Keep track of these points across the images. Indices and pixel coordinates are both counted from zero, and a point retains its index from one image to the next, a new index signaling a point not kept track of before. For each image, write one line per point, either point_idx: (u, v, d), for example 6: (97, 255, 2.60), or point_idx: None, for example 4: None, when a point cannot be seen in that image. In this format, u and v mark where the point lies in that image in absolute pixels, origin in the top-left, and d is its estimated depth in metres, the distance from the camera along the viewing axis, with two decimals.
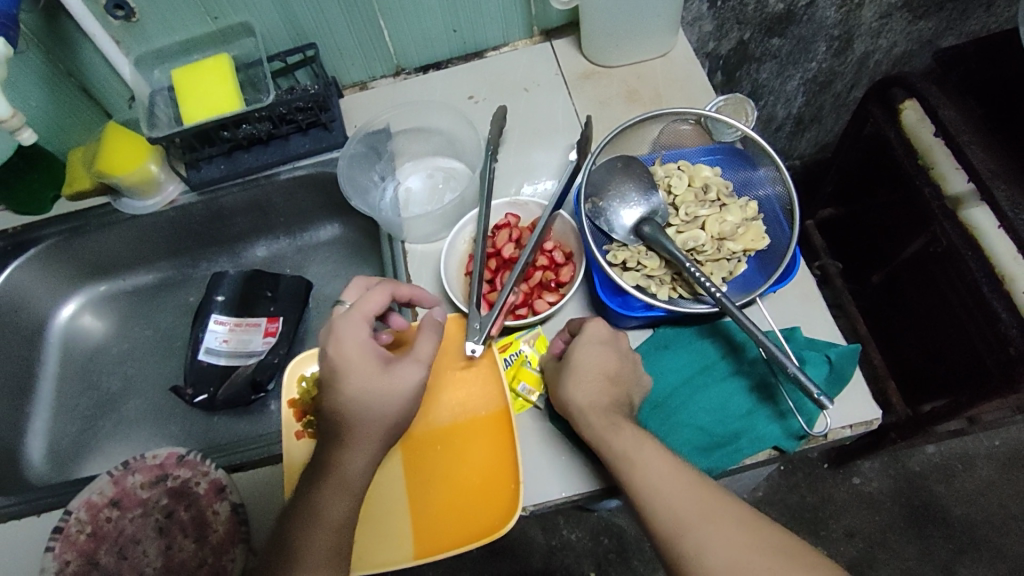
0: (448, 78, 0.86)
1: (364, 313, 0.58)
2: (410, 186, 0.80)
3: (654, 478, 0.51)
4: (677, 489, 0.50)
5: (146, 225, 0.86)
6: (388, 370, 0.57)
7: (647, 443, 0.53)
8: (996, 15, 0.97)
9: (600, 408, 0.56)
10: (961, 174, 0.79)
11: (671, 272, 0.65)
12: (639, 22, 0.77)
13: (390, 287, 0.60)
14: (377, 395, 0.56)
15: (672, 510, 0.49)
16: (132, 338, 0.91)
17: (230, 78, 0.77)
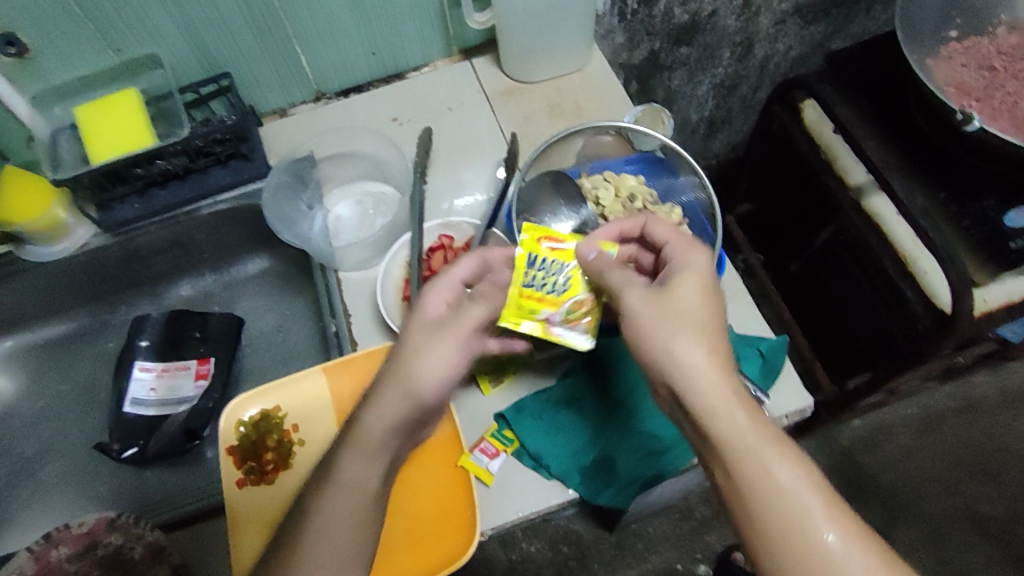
0: (369, 102, 0.85)
1: (454, 276, 0.55)
2: (339, 214, 0.79)
3: (719, 395, 0.45)
4: (739, 409, 0.45)
5: (53, 273, 0.81)
6: (450, 334, 0.52)
7: (713, 359, 0.46)
8: (879, 17, 1.04)
9: (685, 319, 0.48)
10: (860, 166, 0.85)
11: None
12: (554, 38, 0.79)
13: (478, 257, 0.56)
14: (438, 363, 0.51)
15: (735, 430, 0.44)
16: (49, 395, 0.85)
17: (139, 113, 0.74)
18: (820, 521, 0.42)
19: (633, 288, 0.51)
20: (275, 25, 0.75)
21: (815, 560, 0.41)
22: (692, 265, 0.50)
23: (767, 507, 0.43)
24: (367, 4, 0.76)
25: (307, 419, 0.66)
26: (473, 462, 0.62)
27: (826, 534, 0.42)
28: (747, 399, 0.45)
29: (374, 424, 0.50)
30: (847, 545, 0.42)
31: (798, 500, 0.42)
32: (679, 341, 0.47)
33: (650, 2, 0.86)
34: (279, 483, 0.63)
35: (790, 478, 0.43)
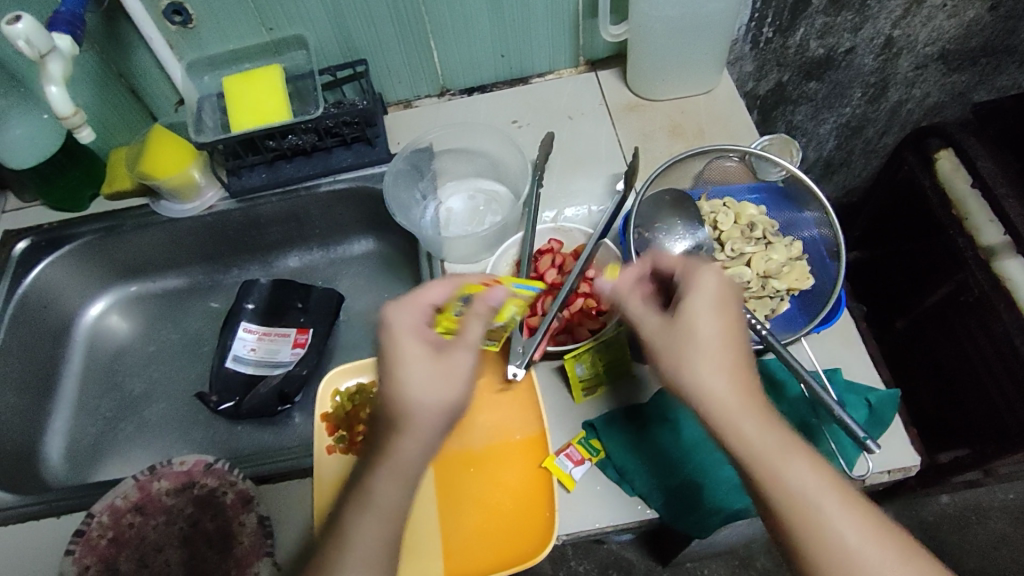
0: (491, 102, 0.87)
1: (421, 299, 0.55)
2: (450, 207, 0.80)
3: (755, 432, 0.47)
4: (760, 432, 0.47)
5: (181, 228, 0.86)
6: (428, 354, 0.52)
7: (729, 385, 0.48)
8: None
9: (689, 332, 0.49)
10: (995, 227, 0.81)
11: None
12: (687, 58, 0.78)
13: (450, 282, 0.56)
14: (437, 390, 0.51)
15: (765, 466, 0.46)
16: (159, 341, 0.91)
17: (279, 88, 0.78)
18: (846, 525, 0.45)
19: (648, 320, 0.53)
20: (415, 20, 0.78)
21: (819, 539, 0.45)
22: (701, 293, 0.50)
23: (805, 538, 0.45)
24: (507, 7, 0.78)
25: None
26: (557, 466, 0.62)
27: (822, 500, 0.45)
28: (747, 389, 0.48)
29: (407, 448, 0.50)
30: (847, 516, 0.45)
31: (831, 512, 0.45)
32: (694, 375, 0.48)
33: (787, 32, 0.85)
34: None
35: (825, 500, 0.45)
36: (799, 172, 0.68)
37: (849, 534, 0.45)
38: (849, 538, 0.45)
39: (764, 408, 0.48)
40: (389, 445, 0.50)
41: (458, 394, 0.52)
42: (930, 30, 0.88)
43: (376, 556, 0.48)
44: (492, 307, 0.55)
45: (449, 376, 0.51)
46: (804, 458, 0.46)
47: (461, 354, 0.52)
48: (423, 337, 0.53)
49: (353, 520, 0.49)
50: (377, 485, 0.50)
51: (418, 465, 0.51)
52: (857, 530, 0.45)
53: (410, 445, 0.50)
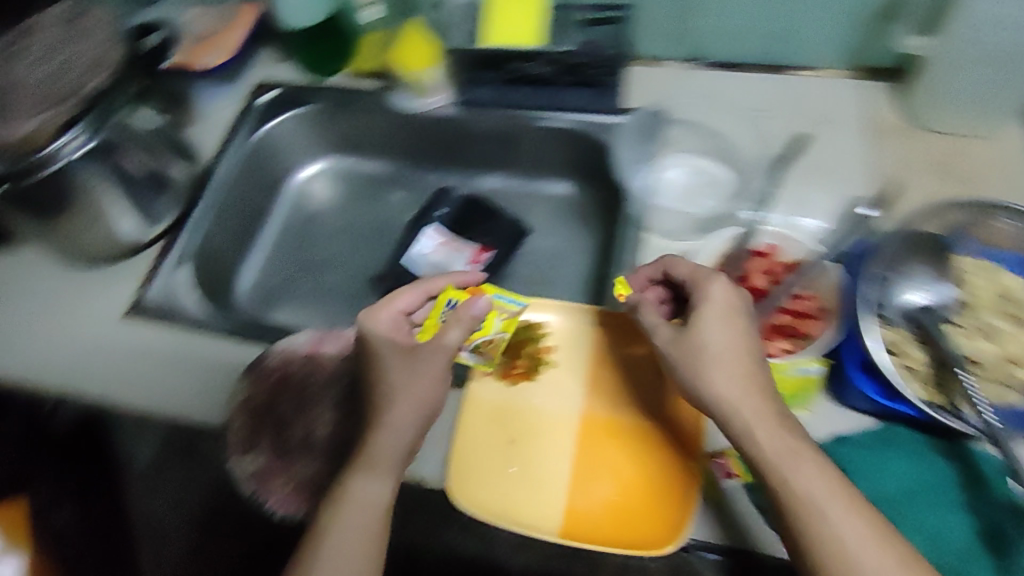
0: (741, 82, 0.82)
1: (394, 306, 0.65)
2: (670, 178, 0.77)
3: (765, 432, 0.50)
4: (767, 430, 0.50)
5: (404, 120, 0.90)
6: (396, 360, 0.61)
7: (733, 382, 0.52)
8: None
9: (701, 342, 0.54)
10: None
11: (937, 374, 0.57)
12: (983, 92, 0.70)
13: (420, 290, 0.67)
14: (411, 388, 0.60)
15: (759, 455, 0.50)
16: (351, 217, 0.97)
17: (536, 15, 0.80)
18: (841, 517, 0.47)
19: (660, 331, 0.57)
20: None
21: (811, 527, 0.47)
22: (710, 301, 0.55)
23: (800, 526, 0.48)
24: None
25: (562, 346, 0.70)
26: (706, 471, 0.61)
27: (807, 485, 0.48)
28: (755, 386, 0.52)
29: (381, 442, 0.58)
30: (839, 508, 0.47)
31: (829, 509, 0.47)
32: (704, 377, 0.53)
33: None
34: (519, 389, 0.68)
35: (815, 486, 0.48)
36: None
37: (846, 530, 0.47)
38: (857, 545, 0.46)
39: (762, 401, 0.51)
40: (368, 442, 0.59)
41: (427, 392, 0.60)
42: None
43: (356, 536, 0.56)
44: (474, 315, 0.63)
45: (421, 379, 0.61)
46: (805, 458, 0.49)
47: (433, 358, 0.61)
48: (399, 339, 0.63)
49: (330, 516, 0.57)
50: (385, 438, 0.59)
51: (396, 461, 0.58)
52: (854, 527, 0.47)
53: (384, 441, 0.58)
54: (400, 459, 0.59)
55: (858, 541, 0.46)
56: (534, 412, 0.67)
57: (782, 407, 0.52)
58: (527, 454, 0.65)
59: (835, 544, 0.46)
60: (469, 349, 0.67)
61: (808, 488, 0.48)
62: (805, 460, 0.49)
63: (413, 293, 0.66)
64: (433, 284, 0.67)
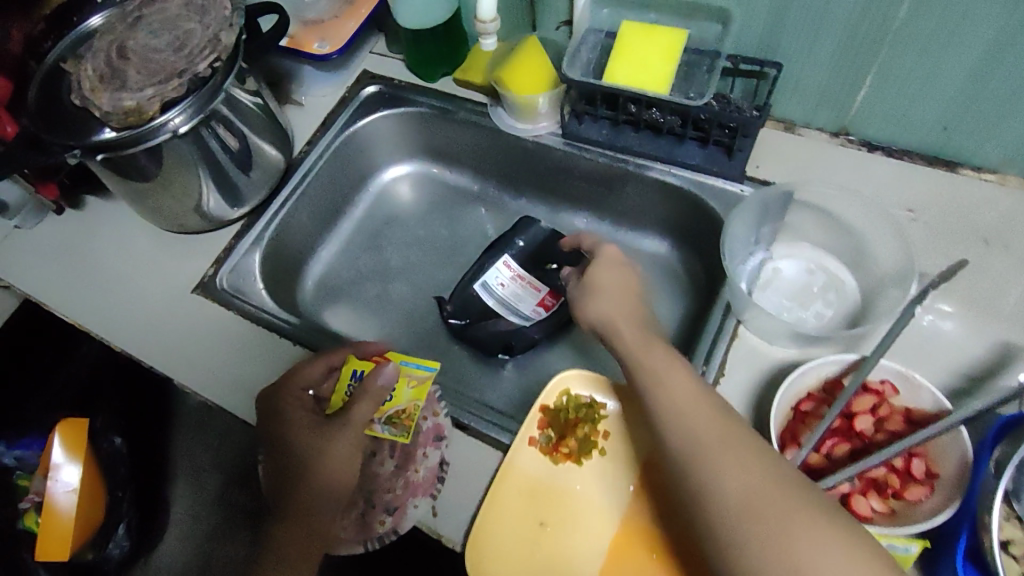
0: (894, 171, 0.71)
1: (298, 381, 0.67)
2: (780, 268, 0.70)
3: (693, 421, 0.51)
4: (702, 420, 0.51)
5: (503, 141, 0.85)
6: (315, 427, 0.65)
7: (668, 375, 0.55)
8: None
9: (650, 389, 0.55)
10: None
11: None
12: None
13: (327, 363, 0.69)
14: (343, 463, 0.63)
15: (692, 438, 0.50)
16: (428, 228, 0.93)
17: (674, 59, 0.70)
18: (781, 521, 0.44)
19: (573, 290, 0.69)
20: (871, 46, 0.65)
21: (751, 529, 0.45)
22: (606, 260, 0.68)
23: (734, 529, 0.46)
24: (997, 76, 0.62)
25: (614, 434, 0.64)
26: None
27: (730, 485, 0.47)
28: (678, 376, 0.54)
29: (309, 492, 0.62)
30: (775, 504, 0.45)
31: (762, 509, 0.45)
32: (595, 311, 0.65)
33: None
34: (561, 470, 0.63)
35: (744, 482, 0.47)
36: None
37: (789, 536, 0.44)
38: (797, 551, 0.43)
39: (691, 394, 0.53)
40: (293, 491, 0.63)
41: (341, 478, 0.63)
42: None
43: (300, 550, 0.62)
44: (382, 384, 0.66)
45: (343, 450, 0.64)
46: (736, 454, 0.48)
47: (343, 432, 0.64)
48: (306, 415, 0.66)
49: (271, 550, 0.63)
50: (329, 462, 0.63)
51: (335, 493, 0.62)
52: (791, 528, 0.44)
53: (315, 493, 0.62)
54: (333, 506, 0.62)
55: (797, 542, 0.43)
56: (572, 498, 0.62)
57: (719, 403, 0.53)
58: (551, 545, 0.60)
59: (772, 540, 0.44)
60: (382, 423, 0.67)
61: (736, 479, 0.47)
62: (736, 454, 0.48)
63: (319, 363, 0.69)
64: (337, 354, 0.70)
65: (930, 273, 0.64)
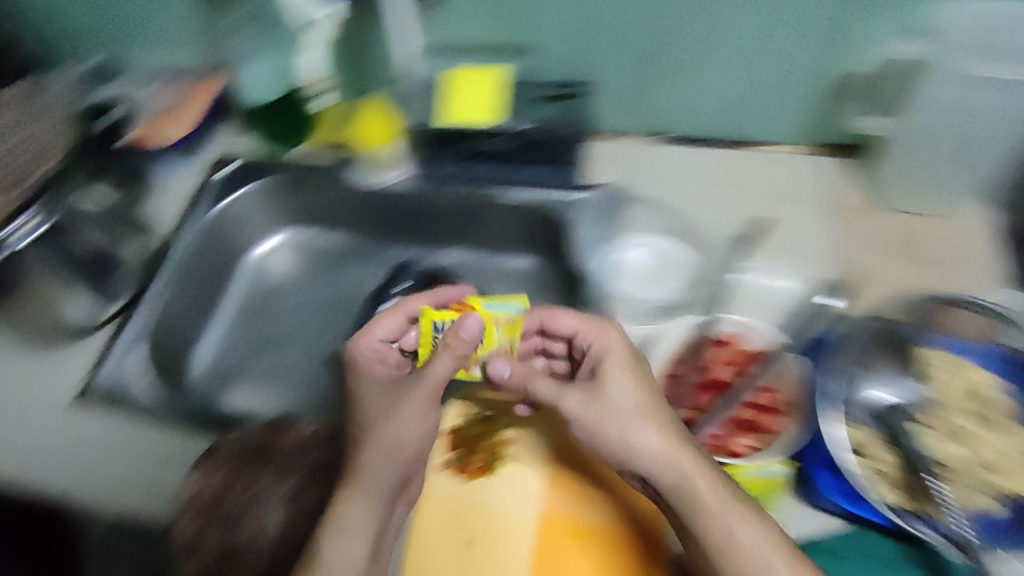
0: (701, 156, 0.82)
1: (405, 312, 0.68)
2: (631, 259, 0.78)
3: (705, 473, 0.53)
4: (726, 489, 0.53)
5: (365, 193, 0.89)
6: (410, 385, 0.61)
7: (648, 406, 0.57)
8: None
9: (628, 431, 0.56)
10: None
11: (902, 474, 0.56)
12: (939, 170, 0.71)
13: (397, 326, 0.67)
14: (410, 427, 0.59)
15: (700, 498, 0.52)
16: (311, 292, 0.95)
17: (497, 91, 0.79)
18: (783, 574, 0.50)
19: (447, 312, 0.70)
20: (655, 53, 0.76)
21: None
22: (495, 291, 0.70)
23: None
24: (756, 61, 0.73)
25: (519, 440, 0.68)
26: None
27: (739, 531, 0.51)
28: (660, 415, 0.56)
29: (351, 509, 0.56)
30: (777, 558, 0.51)
31: (768, 568, 0.50)
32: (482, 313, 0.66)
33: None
34: (473, 487, 0.64)
35: (749, 536, 0.51)
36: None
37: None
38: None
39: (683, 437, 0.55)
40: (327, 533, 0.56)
41: (410, 447, 0.58)
42: None
43: None
44: None
45: (415, 409, 0.59)
46: (750, 520, 0.51)
47: (417, 389, 0.60)
48: (385, 371, 0.63)
49: None
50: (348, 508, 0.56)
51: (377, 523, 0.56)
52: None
53: (359, 508, 0.56)
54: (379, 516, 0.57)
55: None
56: (491, 511, 0.63)
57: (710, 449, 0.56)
58: (480, 559, 0.60)
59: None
60: None
61: (758, 546, 0.51)
62: (765, 526, 0.52)
63: (394, 316, 0.67)
64: (391, 319, 0.67)
65: (741, 232, 0.75)
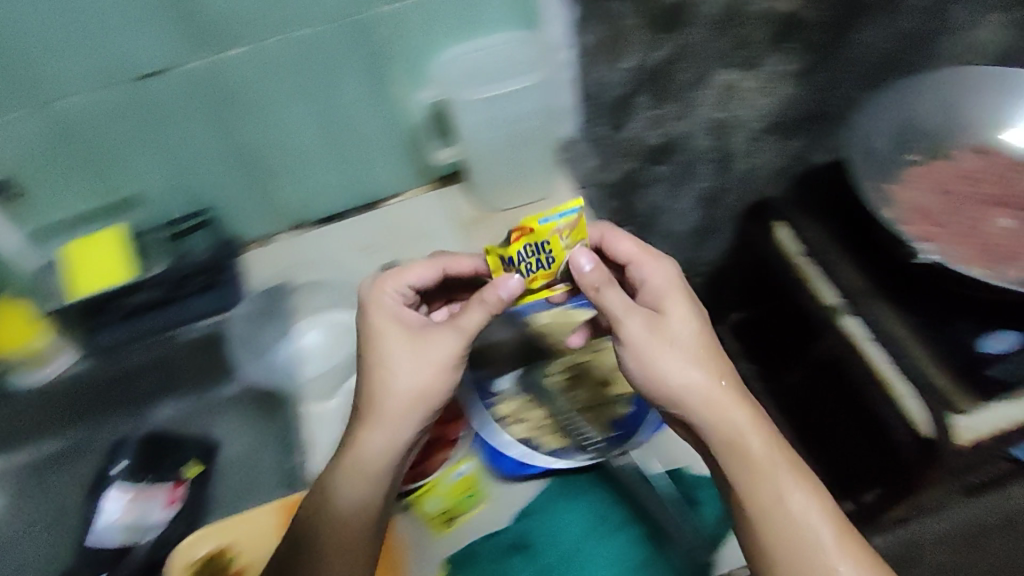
0: (341, 230, 0.92)
1: (401, 274, 0.67)
2: (309, 342, 0.83)
3: (698, 400, 0.60)
4: (736, 420, 0.60)
5: (34, 399, 0.83)
6: (404, 352, 0.62)
7: (700, 366, 0.61)
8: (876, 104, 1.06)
9: (688, 392, 0.60)
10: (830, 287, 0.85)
11: (551, 421, 0.73)
12: (511, 169, 0.90)
13: (434, 266, 0.69)
14: (411, 372, 0.61)
15: (723, 434, 0.60)
16: (24, 519, 0.86)
17: (119, 249, 0.79)
18: (812, 517, 0.57)
19: (420, 272, 0.68)
20: (256, 165, 0.84)
21: (799, 526, 0.57)
22: (456, 261, 0.70)
23: (779, 521, 0.57)
24: (338, 137, 0.85)
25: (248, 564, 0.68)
26: None
27: (792, 494, 0.58)
28: (698, 350, 0.61)
29: (371, 445, 0.61)
30: (810, 502, 0.58)
31: (806, 510, 0.57)
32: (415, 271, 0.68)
33: (619, 124, 0.95)
34: None
35: (795, 493, 0.58)
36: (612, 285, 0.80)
37: (814, 522, 0.57)
38: (801, 521, 0.57)
39: (734, 379, 0.62)
40: (327, 507, 0.61)
41: (433, 380, 0.61)
42: (748, 110, 0.98)
43: None
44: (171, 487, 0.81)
45: (411, 363, 0.61)
46: (783, 460, 0.59)
47: (454, 337, 0.61)
48: (414, 316, 0.65)
49: None
50: (369, 439, 0.61)
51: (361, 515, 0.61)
52: (817, 520, 0.57)
53: (350, 481, 0.61)
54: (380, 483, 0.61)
55: (824, 531, 0.57)
56: None
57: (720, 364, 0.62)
58: None
59: (789, 523, 0.57)
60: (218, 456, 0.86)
61: (791, 488, 0.58)
62: (779, 462, 0.59)
63: (428, 266, 0.69)
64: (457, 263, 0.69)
65: None
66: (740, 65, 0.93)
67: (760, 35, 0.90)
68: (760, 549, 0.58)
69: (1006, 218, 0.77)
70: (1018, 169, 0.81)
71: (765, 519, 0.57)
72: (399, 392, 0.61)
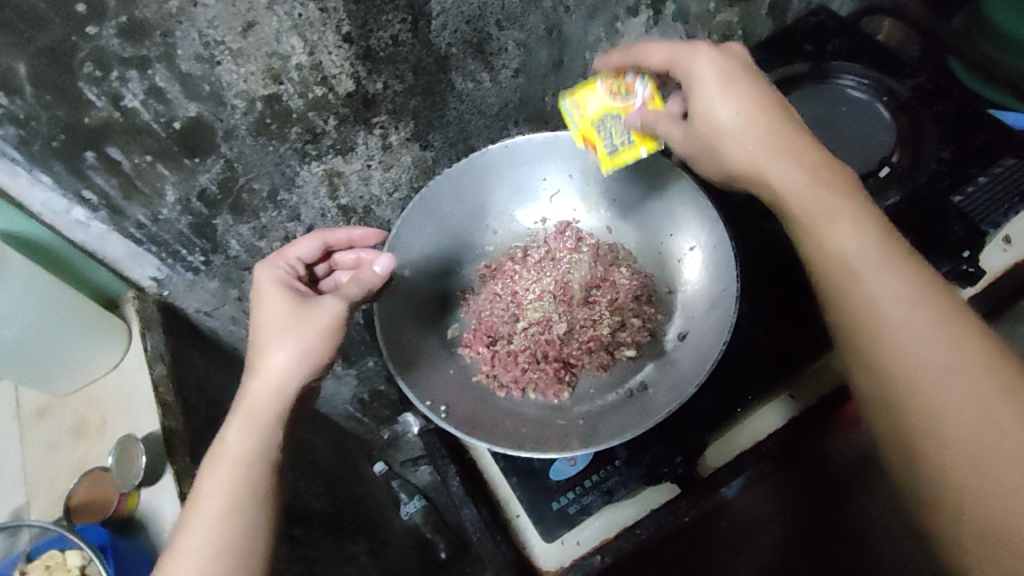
0: None
1: (284, 254, 0.69)
2: None
3: (806, 209, 0.57)
4: (849, 235, 0.54)
5: None
6: (294, 315, 0.61)
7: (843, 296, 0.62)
8: (536, 113, 1.00)
9: (815, 241, 0.56)
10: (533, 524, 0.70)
11: None
12: (40, 367, 0.74)
13: (317, 238, 0.70)
14: (361, 285, 0.65)
15: (844, 257, 0.54)
16: None
17: None
18: (934, 371, 0.49)
19: (341, 258, 0.74)
20: None
21: (905, 366, 0.50)
22: (324, 233, 0.71)
23: (893, 368, 0.51)
24: None
25: None
26: None
27: (939, 376, 0.49)
28: (792, 163, 0.59)
29: (259, 389, 0.58)
30: (925, 336, 0.50)
31: (926, 341, 0.50)
32: (260, 269, 0.65)
33: (218, 249, 0.85)
34: None
35: (913, 336, 0.50)
36: (150, 488, 0.70)
37: (933, 374, 0.49)
38: (956, 401, 0.48)
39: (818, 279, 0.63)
40: (223, 438, 0.56)
41: (334, 329, 0.61)
42: (379, 185, 0.93)
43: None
44: None
45: (314, 330, 0.60)
46: (877, 276, 0.53)
47: (275, 307, 0.62)
48: (371, 275, 0.66)
49: None
50: (230, 436, 0.56)
51: (252, 453, 0.55)
52: (952, 380, 0.49)
53: (261, 387, 0.58)
54: (257, 460, 0.55)
55: (952, 389, 0.49)
56: None
57: (700, 363, 0.65)
58: None
59: (930, 402, 0.49)
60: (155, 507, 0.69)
61: (912, 331, 0.51)
62: (906, 289, 0.52)
63: (306, 242, 0.70)
64: (332, 234, 0.70)
65: None
66: (334, 153, 0.84)
67: (327, 123, 0.80)
68: (899, 414, 0.51)
69: (563, 326, 0.76)
70: (614, 259, 0.80)
71: (857, 293, 0.53)
72: (235, 453, 0.55)
